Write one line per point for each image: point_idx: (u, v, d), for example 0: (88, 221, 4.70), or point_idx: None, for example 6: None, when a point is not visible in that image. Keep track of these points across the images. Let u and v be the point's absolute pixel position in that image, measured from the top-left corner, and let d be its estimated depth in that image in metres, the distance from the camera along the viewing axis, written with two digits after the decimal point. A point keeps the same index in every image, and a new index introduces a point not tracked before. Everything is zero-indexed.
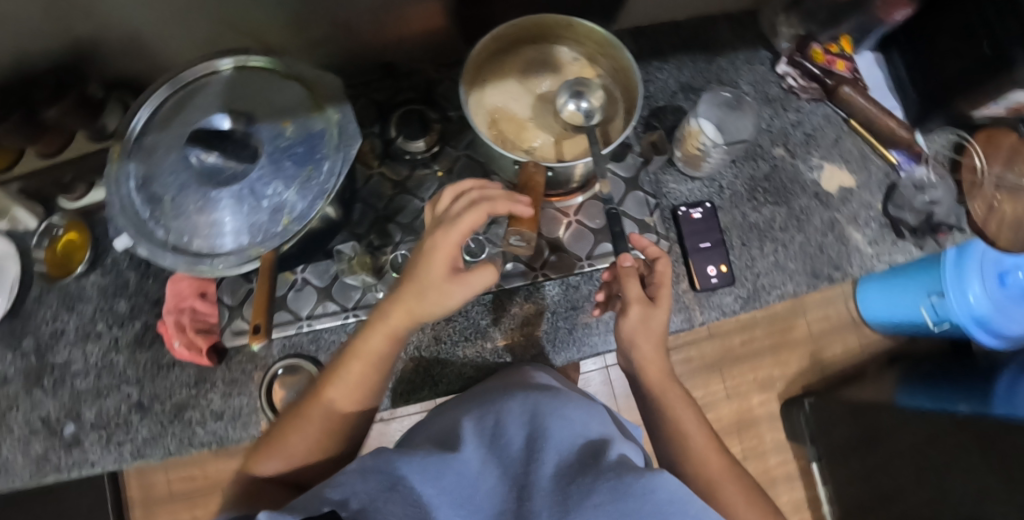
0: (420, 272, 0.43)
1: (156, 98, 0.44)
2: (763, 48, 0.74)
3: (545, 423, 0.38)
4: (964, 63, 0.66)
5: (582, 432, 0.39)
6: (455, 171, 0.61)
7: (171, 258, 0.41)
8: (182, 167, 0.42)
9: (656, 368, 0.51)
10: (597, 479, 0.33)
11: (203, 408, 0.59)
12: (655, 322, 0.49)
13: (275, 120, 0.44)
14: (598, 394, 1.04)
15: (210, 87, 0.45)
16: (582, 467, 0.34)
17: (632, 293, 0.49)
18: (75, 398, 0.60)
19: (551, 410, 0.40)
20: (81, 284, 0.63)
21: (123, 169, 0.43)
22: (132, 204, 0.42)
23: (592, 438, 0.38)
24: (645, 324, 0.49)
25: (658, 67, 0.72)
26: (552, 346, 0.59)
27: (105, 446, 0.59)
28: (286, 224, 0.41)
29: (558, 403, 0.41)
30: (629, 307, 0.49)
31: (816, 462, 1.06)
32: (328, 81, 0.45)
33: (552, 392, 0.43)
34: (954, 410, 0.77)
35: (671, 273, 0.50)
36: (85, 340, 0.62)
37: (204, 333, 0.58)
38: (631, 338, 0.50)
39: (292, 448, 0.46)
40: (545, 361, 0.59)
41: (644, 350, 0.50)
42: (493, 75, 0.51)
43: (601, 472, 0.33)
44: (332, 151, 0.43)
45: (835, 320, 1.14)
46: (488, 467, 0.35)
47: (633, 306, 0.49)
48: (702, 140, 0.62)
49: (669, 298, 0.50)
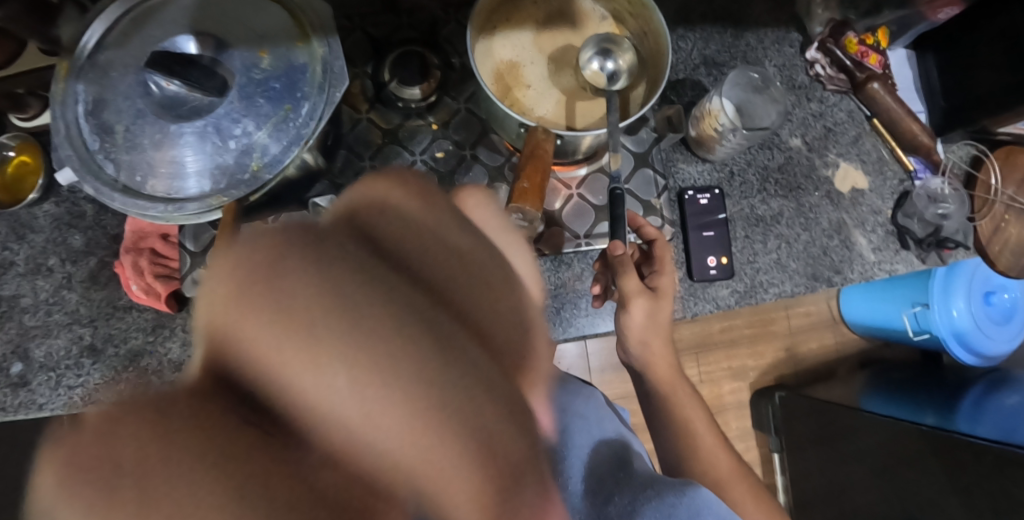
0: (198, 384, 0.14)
1: (111, 11, 0.38)
2: (796, 29, 0.69)
3: (570, 429, 0.46)
4: (1000, 76, 0.62)
5: (608, 448, 0.46)
6: (451, 126, 0.56)
7: (120, 199, 0.37)
8: (140, 94, 0.37)
9: (666, 363, 0.50)
10: (641, 501, 0.42)
11: (160, 357, 0.55)
12: (660, 313, 0.47)
13: (251, 48, 0.38)
14: (573, 366, 1.03)
15: (176, 2, 0.39)
16: (615, 481, 0.44)
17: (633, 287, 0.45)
18: (22, 333, 0.56)
19: (569, 414, 0.47)
20: (33, 212, 0.58)
21: (72, 89, 0.37)
22: (80, 132, 0.37)
23: (610, 440, 0.47)
24: (649, 316, 0.47)
25: (682, 35, 0.66)
26: (559, 323, 0.57)
27: (53, 388, 0.55)
28: (256, 171, 0.37)
29: (569, 400, 0.48)
30: (631, 301, 0.45)
31: (777, 453, 1.08)
32: (315, 8, 0.39)
33: (561, 381, 0.49)
34: (920, 422, 0.75)
35: (671, 257, 0.47)
36: (36, 273, 0.57)
37: (162, 279, 0.53)
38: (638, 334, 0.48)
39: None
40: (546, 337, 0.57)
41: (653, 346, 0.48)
42: (506, 21, 0.46)
43: (644, 492, 0.42)
44: (314, 91, 0.38)
45: (816, 316, 1.13)
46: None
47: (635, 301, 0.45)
48: (720, 122, 0.57)
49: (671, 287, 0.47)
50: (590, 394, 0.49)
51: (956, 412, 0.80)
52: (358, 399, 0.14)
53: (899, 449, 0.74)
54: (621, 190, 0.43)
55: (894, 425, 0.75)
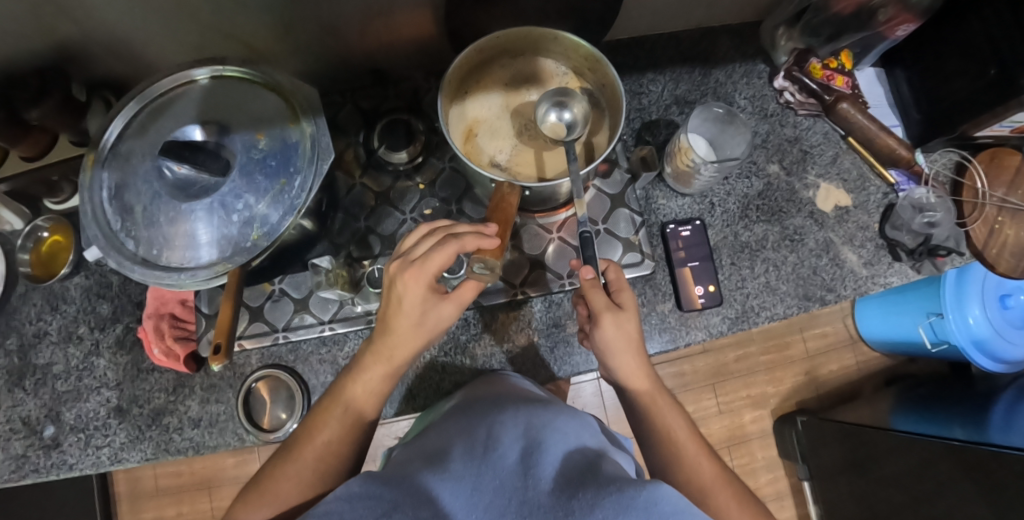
0: (410, 309, 0.42)
1: (129, 108, 0.44)
2: (762, 61, 0.72)
3: (541, 437, 0.38)
4: (972, 82, 0.63)
5: (581, 449, 0.38)
6: (437, 184, 0.60)
7: (139, 271, 0.41)
8: (155, 177, 0.42)
9: (644, 378, 0.49)
10: (599, 495, 0.32)
11: (181, 414, 0.59)
12: (628, 326, 0.47)
13: (250, 131, 0.43)
14: (589, 405, 1.03)
15: (186, 97, 0.44)
16: (581, 481, 0.33)
17: (596, 303, 0.47)
18: (56, 398, 0.60)
19: (542, 424, 0.39)
20: (65, 285, 0.63)
21: (97, 177, 0.42)
22: (104, 213, 0.42)
23: (585, 450, 0.38)
24: (619, 333, 0.47)
25: (653, 79, 0.71)
26: (557, 358, 0.59)
27: (83, 448, 0.59)
28: (256, 239, 0.41)
29: (549, 416, 0.41)
30: (600, 318, 0.47)
31: (807, 482, 1.04)
32: (303, 92, 0.44)
33: (541, 405, 0.43)
34: (949, 437, 0.72)
35: (625, 279, 0.50)
36: (67, 341, 0.61)
37: (182, 341, 0.57)
38: (609, 349, 0.48)
39: (284, 486, 0.42)
40: (546, 376, 0.58)
41: (627, 360, 0.48)
42: (476, 87, 0.51)
43: (604, 486, 0.33)
44: (305, 165, 0.42)
45: (832, 337, 1.12)
46: (484, 485, 0.34)
47: (603, 317, 0.47)
48: (692, 157, 0.60)
49: (633, 299, 0.49)
50: (578, 418, 0.43)
51: (985, 422, 0.76)
52: (395, 355, 0.44)
53: (926, 465, 0.72)
54: (589, 233, 0.48)
55: (923, 441, 0.72)
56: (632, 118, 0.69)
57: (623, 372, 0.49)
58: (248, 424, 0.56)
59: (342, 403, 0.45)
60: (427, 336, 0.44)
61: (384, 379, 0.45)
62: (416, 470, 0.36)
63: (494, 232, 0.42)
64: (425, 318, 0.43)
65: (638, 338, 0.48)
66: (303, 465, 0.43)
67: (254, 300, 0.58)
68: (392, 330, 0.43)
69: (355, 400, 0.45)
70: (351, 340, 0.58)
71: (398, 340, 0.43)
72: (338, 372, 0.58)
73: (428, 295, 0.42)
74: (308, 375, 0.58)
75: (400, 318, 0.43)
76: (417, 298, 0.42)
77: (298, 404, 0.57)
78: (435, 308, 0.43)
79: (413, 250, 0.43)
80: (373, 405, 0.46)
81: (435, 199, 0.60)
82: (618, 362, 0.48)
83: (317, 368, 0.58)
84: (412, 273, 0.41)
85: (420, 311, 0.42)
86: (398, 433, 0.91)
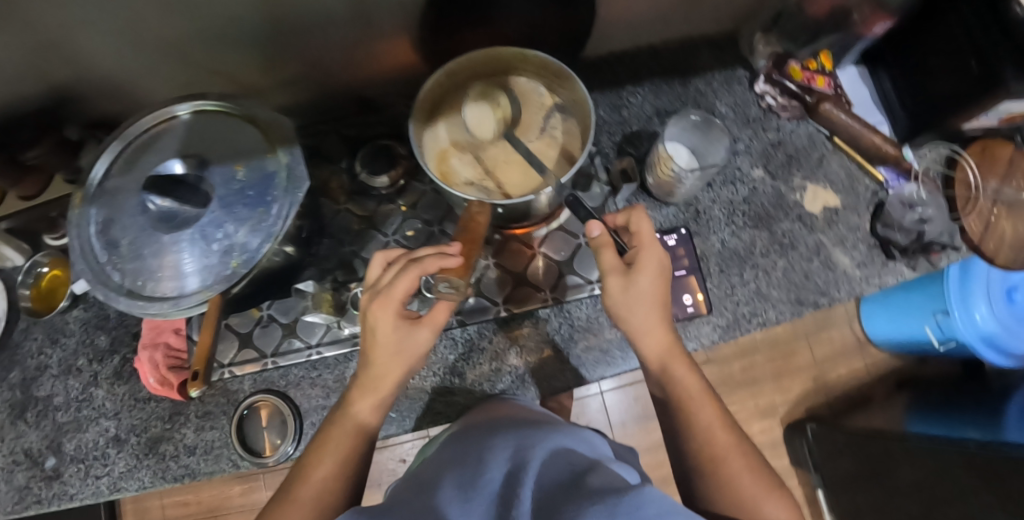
0: (385, 338, 0.43)
1: (114, 145, 0.45)
2: (742, 68, 0.73)
3: (528, 455, 0.37)
4: (953, 75, 0.62)
5: (568, 461, 0.37)
6: (420, 206, 0.61)
7: (125, 301, 0.42)
8: (140, 212, 0.43)
9: (658, 339, 0.49)
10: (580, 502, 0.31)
11: (178, 442, 0.59)
12: (637, 288, 0.47)
13: (229, 164, 0.45)
14: (594, 421, 1.03)
15: (168, 132, 0.46)
16: (564, 490, 0.32)
17: (608, 263, 0.47)
18: (57, 429, 0.61)
19: (532, 445, 0.39)
20: (65, 318, 0.64)
21: (86, 213, 0.44)
22: (91, 248, 0.43)
23: (576, 460, 0.37)
24: (626, 293, 0.47)
25: (634, 91, 0.72)
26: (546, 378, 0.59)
27: (83, 478, 0.60)
28: (236, 267, 0.42)
29: (541, 437, 0.41)
30: (608, 278, 0.47)
31: (820, 490, 1.01)
32: (279, 124, 0.45)
33: (534, 428, 0.43)
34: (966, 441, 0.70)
35: (649, 232, 0.48)
36: (67, 373, 0.63)
37: (176, 369, 0.58)
38: (624, 309, 0.48)
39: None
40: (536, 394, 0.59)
41: (633, 322, 0.48)
42: (450, 109, 0.52)
43: (586, 495, 0.32)
44: (281, 194, 0.44)
45: (838, 342, 1.09)
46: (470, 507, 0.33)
47: (611, 277, 0.47)
48: (673, 167, 0.60)
49: (652, 258, 0.47)
50: (573, 435, 0.43)
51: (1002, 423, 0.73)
52: (382, 385, 0.45)
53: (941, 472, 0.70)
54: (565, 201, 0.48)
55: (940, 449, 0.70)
56: (613, 131, 0.70)
57: (642, 328, 0.48)
58: (240, 449, 0.57)
59: (337, 436, 0.46)
60: (408, 362, 0.44)
61: (374, 409, 0.46)
62: (409, 504, 0.36)
63: (456, 250, 0.43)
64: (403, 346, 0.43)
65: (657, 295, 0.48)
66: (301, 507, 0.42)
67: (243, 327, 0.58)
68: (375, 360, 0.44)
69: (356, 421, 0.46)
70: (341, 363, 0.59)
71: (382, 370, 0.44)
72: (329, 395, 0.58)
73: (401, 321, 0.43)
74: (300, 399, 0.58)
75: (379, 348, 0.44)
76: (390, 325, 0.43)
77: (290, 429, 0.57)
78: (411, 334, 0.44)
79: (382, 278, 0.45)
80: (366, 436, 0.46)
81: (418, 220, 0.61)
82: (636, 318, 0.48)
83: (309, 392, 0.58)
84: (381, 303, 0.43)
85: (393, 333, 0.43)
86: (404, 456, 0.91)
